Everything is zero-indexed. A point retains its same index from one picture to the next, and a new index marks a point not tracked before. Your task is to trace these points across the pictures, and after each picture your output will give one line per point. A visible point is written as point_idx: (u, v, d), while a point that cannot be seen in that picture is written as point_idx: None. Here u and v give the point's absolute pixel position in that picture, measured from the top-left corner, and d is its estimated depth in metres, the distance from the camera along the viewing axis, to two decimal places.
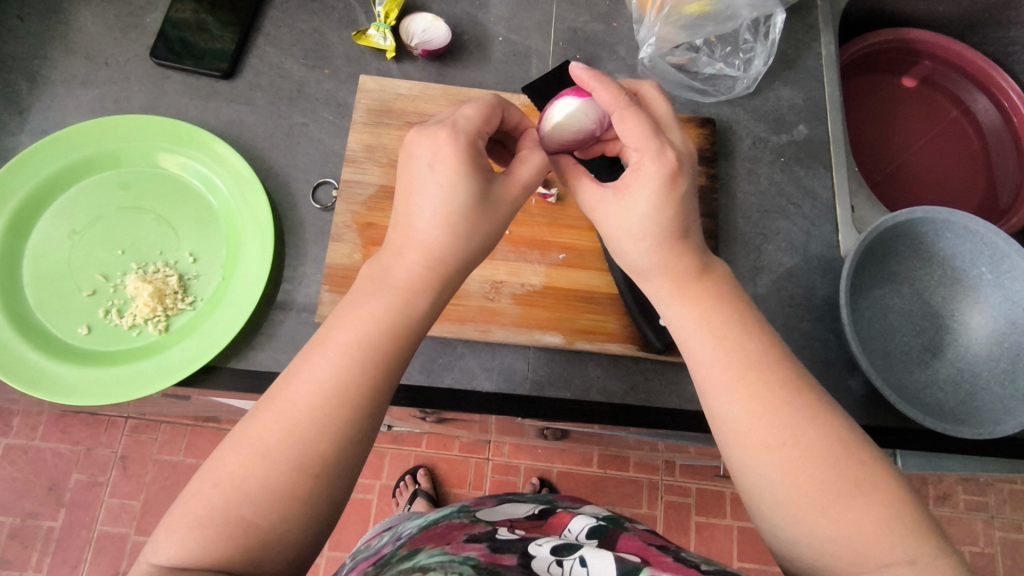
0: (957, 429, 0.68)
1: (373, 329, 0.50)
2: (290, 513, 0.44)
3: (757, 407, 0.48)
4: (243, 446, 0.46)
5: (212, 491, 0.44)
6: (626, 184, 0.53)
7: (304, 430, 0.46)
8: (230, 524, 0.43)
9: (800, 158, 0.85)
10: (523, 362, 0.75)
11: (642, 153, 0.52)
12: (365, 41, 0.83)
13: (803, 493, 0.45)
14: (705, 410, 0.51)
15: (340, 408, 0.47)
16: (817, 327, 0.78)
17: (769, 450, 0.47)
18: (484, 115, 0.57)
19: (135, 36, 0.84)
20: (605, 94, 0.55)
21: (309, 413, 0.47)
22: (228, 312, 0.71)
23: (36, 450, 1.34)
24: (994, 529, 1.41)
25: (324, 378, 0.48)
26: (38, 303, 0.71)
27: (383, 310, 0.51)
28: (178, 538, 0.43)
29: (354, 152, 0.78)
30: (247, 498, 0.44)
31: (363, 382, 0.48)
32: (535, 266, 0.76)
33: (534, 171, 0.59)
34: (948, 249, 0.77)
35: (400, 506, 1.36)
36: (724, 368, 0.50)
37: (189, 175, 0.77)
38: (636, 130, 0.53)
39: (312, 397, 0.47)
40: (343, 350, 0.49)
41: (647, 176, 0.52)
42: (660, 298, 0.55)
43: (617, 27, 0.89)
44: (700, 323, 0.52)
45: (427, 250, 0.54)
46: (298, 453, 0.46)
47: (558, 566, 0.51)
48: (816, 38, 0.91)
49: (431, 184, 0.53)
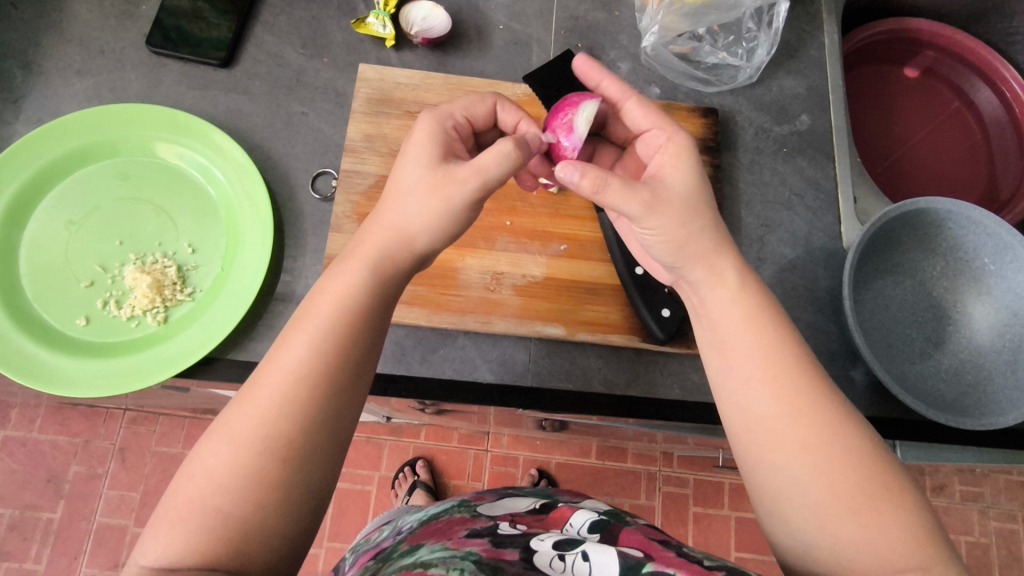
0: (959, 421, 0.69)
1: (340, 311, 0.50)
2: (264, 501, 0.44)
3: (799, 406, 0.48)
4: (215, 436, 0.46)
5: (189, 484, 0.45)
6: (665, 162, 0.59)
7: (276, 418, 0.46)
8: (208, 514, 0.43)
9: (802, 148, 0.85)
10: (524, 354, 0.75)
11: (663, 130, 0.61)
12: (363, 29, 0.82)
13: (835, 497, 0.45)
14: (730, 407, 0.51)
15: (306, 390, 0.47)
16: (819, 319, 0.78)
17: (807, 450, 0.46)
18: (469, 105, 0.63)
19: (130, 24, 0.83)
20: (614, 88, 0.66)
21: (274, 400, 0.46)
22: (226, 303, 0.70)
23: (34, 441, 1.34)
24: (989, 519, 1.42)
25: (294, 365, 0.48)
26: (35, 294, 0.71)
27: (346, 290, 0.51)
28: (161, 539, 0.43)
29: (354, 142, 0.78)
30: (221, 490, 0.44)
31: (336, 367, 0.48)
32: (537, 257, 0.76)
33: (495, 157, 0.55)
34: (952, 238, 0.76)
35: (399, 497, 1.36)
36: (768, 365, 0.50)
37: (187, 166, 0.76)
38: (653, 111, 0.63)
39: (281, 382, 0.47)
40: (312, 332, 0.49)
41: (681, 147, 0.59)
42: (727, 278, 0.54)
43: (619, 15, 0.88)
44: (752, 319, 0.52)
45: (398, 233, 0.55)
46: (269, 440, 0.45)
47: (561, 561, 0.50)
48: (819, 27, 0.90)
49: (407, 162, 0.58)
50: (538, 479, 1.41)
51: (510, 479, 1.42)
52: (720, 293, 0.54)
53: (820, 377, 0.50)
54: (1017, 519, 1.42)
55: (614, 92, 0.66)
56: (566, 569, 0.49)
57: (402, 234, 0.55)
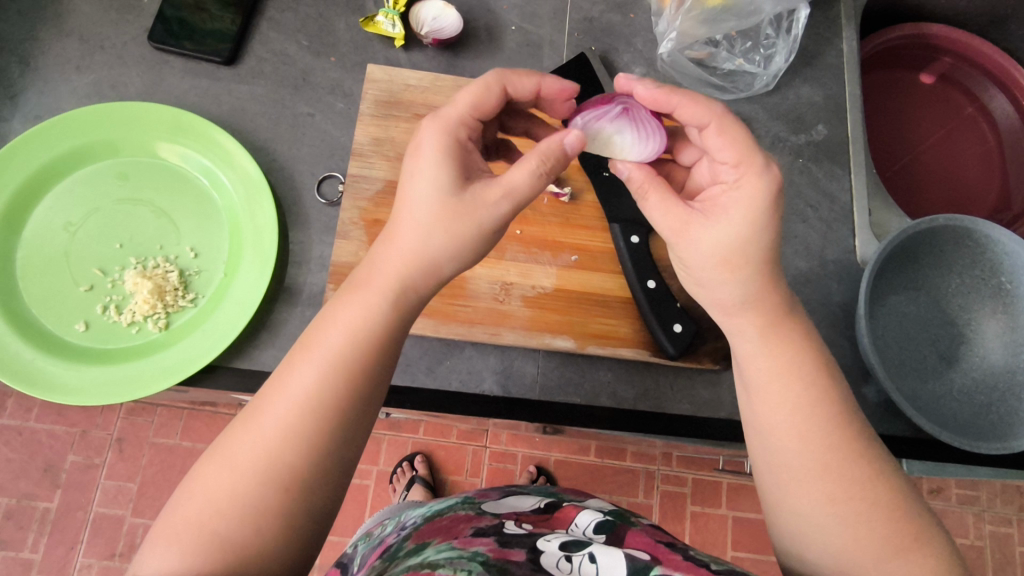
0: (974, 444, 0.68)
1: (344, 341, 0.48)
2: (264, 525, 0.43)
3: (830, 460, 0.47)
4: (216, 459, 0.45)
5: (189, 502, 0.44)
6: (723, 206, 0.52)
7: (278, 445, 0.44)
8: (205, 537, 0.42)
9: (819, 159, 0.83)
10: (532, 366, 0.74)
11: (743, 167, 0.52)
12: (372, 27, 0.80)
13: (864, 547, 0.45)
14: (761, 450, 0.50)
15: (310, 422, 0.45)
16: (832, 335, 0.77)
17: (837, 502, 0.46)
18: (476, 99, 0.55)
19: (132, 17, 0.80)
20: (694, 108, 0.55)
21: (279, 430, 0.45)
22: (229, 311, 0.69)
23: (31, 431, 1.32)
24: (984, 522, 1.42)
25: (298, 396, 0.46)
26: (33, 298, 0.69)
27: (356, 318, 0.49)
28: (157, 554, 0.41)
29: (362, 145, 0.76)
30: (221, 513, 0.43)
31: (337, 392, 0.46)
32: (547, 268, 0.74)
33: (527, 176, 0.53)
34: (969, 256, 0.75)
35: (397, 492, 1.35)
36: (799, 419, 0.48)
37: (190, 167, 0.74)
38: (734, 144, 0.53)
39: (288, 413, 0.45)
40: (319, 364, 0.47)
41: (751, 196, 0.51)
42: (748, 334, 0.52)
43: (634, 18, 0.86)
44: (782, 373, 0.50)
45: (410, 258, 0.51)
46: (275, 468, 0.44)
47: (568, 561, 0.49)
48: (838, 34, 0.88)
49: (416, 176, 0.53)
50: (537, 476, 1.40)
51: (508, 475, 1.41)
52: (745, 344, 0.52)
53: (852, 429, 0.48)
54: (1012, 523, 1.43)
55: (684, 114, 0.56)
56: (573, 570, 0.48)
57: (411, 264, 0.51)
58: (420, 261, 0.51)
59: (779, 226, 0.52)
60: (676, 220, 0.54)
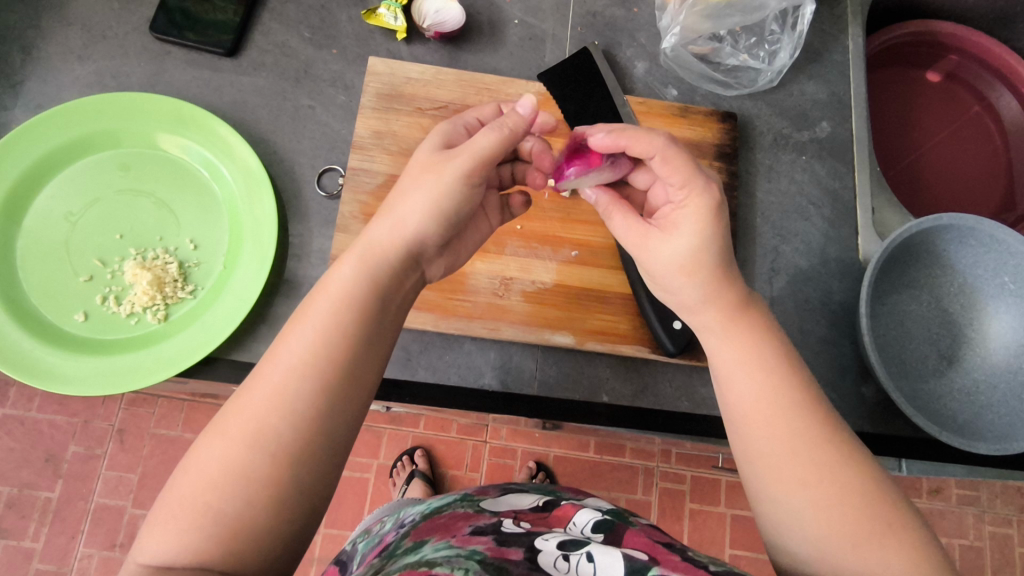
0: (971, 445, 0.67)
1: (340, 310, 0.48)
2: (256, 499, 0.42)
3: (798, 444, 0.47)
4: (214, 434, 0.44)
5: (185, 481, 0.42)
6: (675, 221, 0.55)
7: (274, 415, 0.44)
8: (203, 513, 0.41)
9: (822, 156, 0.83)
10: (531, 361, 0.74)
11: (687, 188, 0.54)
12: (374, 20, 0.80)
13: (839, 532, 0.44)
14: (733, 439, 0.50)
15: (306, 388, 0.45)
16: (832, 333, 0.76)
17: (808, 486, 0.45)
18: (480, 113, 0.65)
19: (134, 8, 0.80)
20: (641, 145, 0.56)
21: (276, 395, 0.44)
22: (227, 304, 0.68)
23: (33, 421, 1.33)
24: (985, 523, 1.42)
25: (292, 365, 0.46)
26: (33, 289, 0.69)
27: (347, 285, 0.50)
28: (158, 531, 0.41)
29: (362, 138, 0.75)
30: (220, 487, 0.42)
31: (335, 371, 0.46)
32: (547, 262, 0.74)
33: (489, 139, 0.56)
34: (970, 256, 0.75)
35: (397, 486, 1.36)
36: (767, 405, 0.49)
37: (190, 159, 0.74)
38: (680, 166, 0.55)
39: (281, 378, 0.45)
40: (311, 330, 0.47)
41: (696, 216, 0.54)
42: (712, 329, 0.54)
43: (638, 12, 0.86)
44: (747, 361, 0.51)
45: (400, 231, 0.54)
46: (271, 434, 0.43)
47: (566, 561, 0.49)
48: (844, 30, 0.87)
49: (418, 185, 0.56)
50: (536, 471, 1.40)
51: (508, 471, 1.41)
52: (712, 338, 0.54)
53: (822, 416, 0.48)
54: (1013, 524, 1.42)
55: (634, 150, 0.57)
56: (570, 569, 0.48)
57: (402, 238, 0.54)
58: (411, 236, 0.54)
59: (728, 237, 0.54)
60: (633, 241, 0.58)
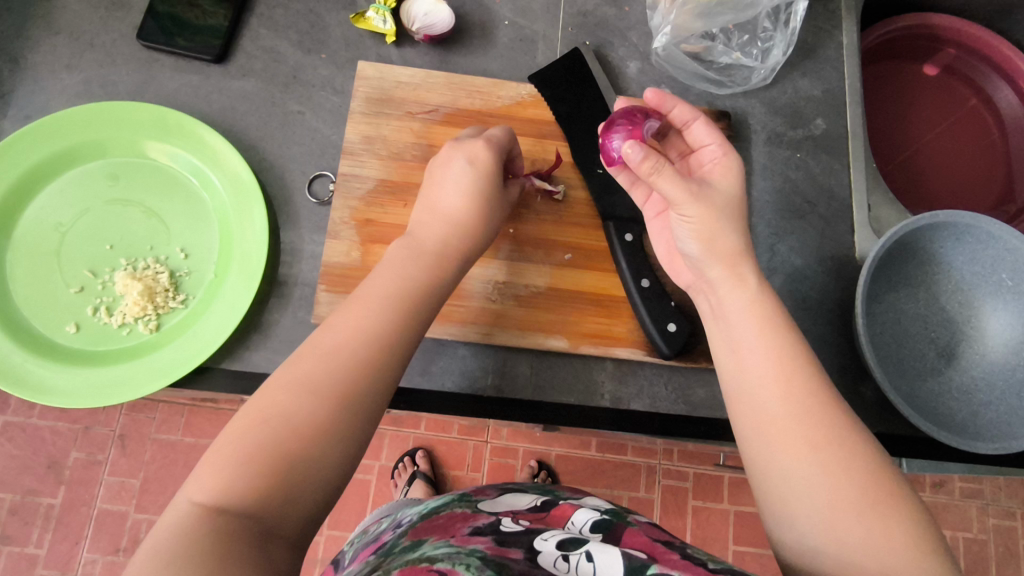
0: (970, 444, 0.67)
1: (404, 287, 0.57)
2: (325, 439, 0.46)
3: (808, 409, 0.48)
4: (286, 382, 0.48)
5: (258, 423, 0.45)
6: (718, 172, 0.60)
7: (344, 361, 0.50)
8: (271, 452, 0.44)
9: (817, 154, 0.82)
10: (525, 367, 0.73)
11: (721, 145, 0.62)
12: (363, 23, 0.79)
13: (845, 496, 0.44)
14: (740, 404, 0.51)
15: (376, 355, 0.51)
16: (829, 332, 0.76)
17: (818, 451, 0.46)
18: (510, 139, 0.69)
19: (122, 15, 0.80)
20: (676, 108, 0.65)
21: (345, 356, 0.50)
22: (219, 313, 0.68)
23: (34, 427, 1.33)
24: (988, 515, 1.41)
25: (361, 320, 0.53)
26: (23, 302, 0.69)
27: (413, 270, 0.59)
28: (217, 475, 0.43)
29: (352, 143, 0.75)
30: (290, 430, 0.45)
31: (393, 327, 0.54)
32: (540, 266, 0.74)
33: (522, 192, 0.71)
34: (965, 255, 0.74)
35: (399, 487, 1.36)
36: (779, 368, 0.50)
37: (179, 167, 0.73)
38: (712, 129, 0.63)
39: (350, 334, 0.52)
40: (379, 296, 0.55)
41: (733, 163, 0.60)
42: (720, 282, 0.56)
43: (629, 11, 0.85)
44: (767, 323, 0.53)
45: (450, 225, 0.64)
46: (341, 386, 0.48)
47: (565, 561, 0.48)
48: (838, 25, 0.87)
49: (456, 180, 0.65)
50: (538, 470, 1.39)
51: (509, 470, 1.41)
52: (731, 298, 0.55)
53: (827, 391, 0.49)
54: (1016, 516, 1.42)
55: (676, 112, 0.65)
56: (570, 569, 0.47)
57: (453, 232, 0.63)
58: (462, 228, 0.64)
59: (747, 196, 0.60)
60: (693, 188, 0.56)
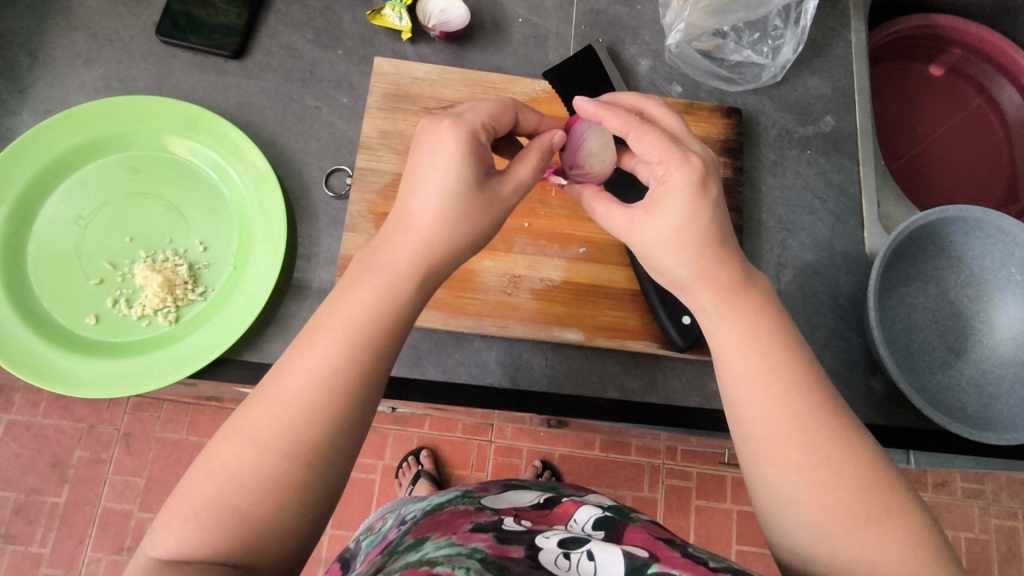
0: (983, 434, 0.67)
1: (365, 324, 0.47)
2: (283, 500, 0.42)
3: (794, 426, 0.46)
4: (235, 435, 0.43)
5: (207, 481, 0.42)
6: (659, 198, 0.52)
7: (299, 416, 0.43)
8: (223, 514, 0.41)
9: (827, 150, 0.83)
10: (541, 359, 0.74)
11: (666, 163, 0.52)
12: (379, 20, 0.80)
13: (833, 514, 0.44)
14: (731, 422, 0.50)
15: (334, 399, 0.44)
16: (841, 326, 0.77)
17: (802, 470, 0.45)
18: (492, 110, 0.54)
19: (141, 12, 0.80)
20: (615, 120, 0.54)
21: (298, 404, 0.43)
22: (237, 306, 0.69)
23: (38, 426, 1.33)
24: (991, 515, 1.42)
25: (314, 368, 0.45)
26: (45, 293, 0.69)
27: (373, 299, 0.48)
28: (174, 531, 0.40)
29: (369, 138, 0.76)
30: (242, 487, 0.41)
31: (358, 371, 0.45)
32: (556, 260, 0.75)
33: (531, 171, 0.56)
34: (976, 249, 0.75)
35: (403, 486, 1.36)
36: (764, 388, 0.48)
37: (199, 161, 0.74)
38: (655, 145, 0.52)
39: (304, 384, 0.44)
40: (333, 337, 0.46)
41: (679, 185, 0.51)
42: (705, 310, 0.52)
43: (642, 10, 0.86)
44: (745, 342, 0.50)
45: (417, 245, 0.51)
46: (287, 439, 0.43)
47: (566, 559, 0.49)
48: (847, 25, 0.88)
49: (430, 172, 0.51)
50: (542, 470, 1.40)
51: (513, 470, 1.41)
52: (705, 319, 0.52)
53: (817, 399, 0.48)
54: (1018, 516, 1.42)
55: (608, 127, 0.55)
56: (571, 568, 0.48)
57: (423, 258, 0.50)
58: (432, 253, 0.51)
59: (717, 209, 0.52)
60: (625, 222, 0.55)
